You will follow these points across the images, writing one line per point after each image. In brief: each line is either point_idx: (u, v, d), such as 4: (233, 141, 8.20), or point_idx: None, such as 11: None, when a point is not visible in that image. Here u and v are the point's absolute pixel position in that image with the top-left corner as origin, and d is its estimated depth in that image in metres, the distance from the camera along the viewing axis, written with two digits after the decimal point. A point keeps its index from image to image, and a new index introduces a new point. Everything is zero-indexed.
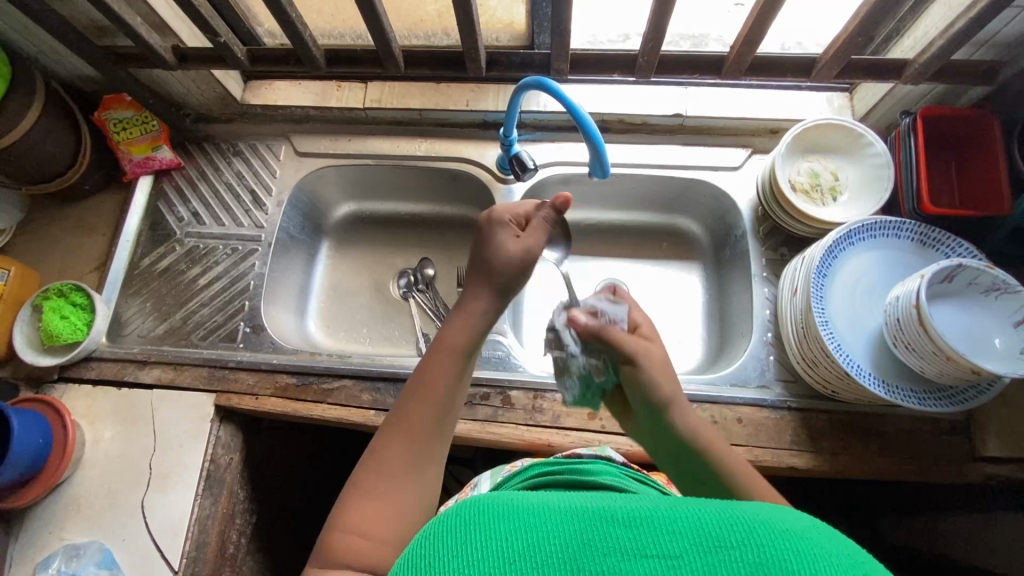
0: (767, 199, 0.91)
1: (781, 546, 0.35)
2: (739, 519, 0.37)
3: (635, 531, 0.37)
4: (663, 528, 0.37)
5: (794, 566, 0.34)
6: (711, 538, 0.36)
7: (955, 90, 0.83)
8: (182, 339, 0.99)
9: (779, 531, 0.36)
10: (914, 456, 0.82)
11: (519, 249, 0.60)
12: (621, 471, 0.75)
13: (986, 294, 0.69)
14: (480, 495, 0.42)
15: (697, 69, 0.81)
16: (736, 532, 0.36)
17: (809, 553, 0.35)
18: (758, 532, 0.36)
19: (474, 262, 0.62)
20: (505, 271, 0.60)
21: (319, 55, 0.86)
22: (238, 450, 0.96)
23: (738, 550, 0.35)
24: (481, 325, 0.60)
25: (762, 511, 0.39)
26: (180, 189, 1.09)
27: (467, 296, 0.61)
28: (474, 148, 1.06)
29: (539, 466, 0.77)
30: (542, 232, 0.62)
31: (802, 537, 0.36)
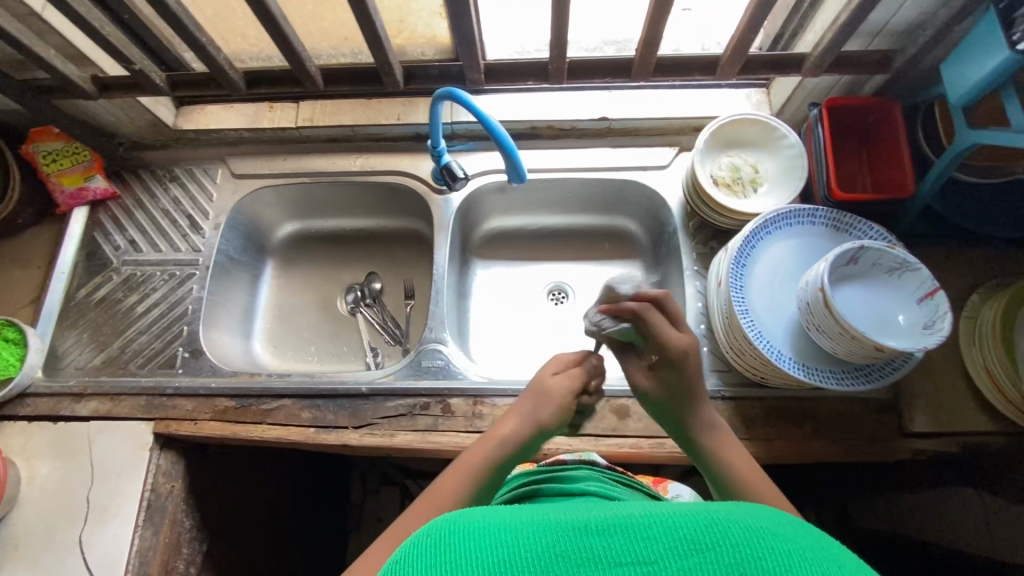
0: (692, 196, 0.93)
1: (758, 544, 0.35)
2: (714, 521, 0.36)
3: (607, 538, 0.36)
4: (638, 534, 0.36)
5: (770, 564, 0.33)
6: (686, 540, 0.35)
7: (858, 80, 0.86)
8: (119, 369, 0.98)
9: (756, 530, 0.36)
10: (845, 437, 0.84)
11: (556, 383, 0.73)
12: (607, 475, 0.75)
13: (890, 273, 0.71)
14: (451, 520, 0.41)
15: (608, 73, 0.83)
16: (710, 533, 0.35)
17: (788, 549, 0.34)
18: (733, 531, 0.35)
19: (519, 403, 0.75)
20: (538, 403, 0.72)
21: (238, 77, 0.86)
22: (180, 477, 0.95)
23: (713, 551, 0.34)
24: (497, 449, 0.69)
25: (739, 511, 0.38)
26: (116, 219, 1.08)
27: (501, 424, 0.73)
28: (409, 161, 1.07)
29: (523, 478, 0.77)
30: (579, 376, 0.75)
31: (780, 535, 0.36)
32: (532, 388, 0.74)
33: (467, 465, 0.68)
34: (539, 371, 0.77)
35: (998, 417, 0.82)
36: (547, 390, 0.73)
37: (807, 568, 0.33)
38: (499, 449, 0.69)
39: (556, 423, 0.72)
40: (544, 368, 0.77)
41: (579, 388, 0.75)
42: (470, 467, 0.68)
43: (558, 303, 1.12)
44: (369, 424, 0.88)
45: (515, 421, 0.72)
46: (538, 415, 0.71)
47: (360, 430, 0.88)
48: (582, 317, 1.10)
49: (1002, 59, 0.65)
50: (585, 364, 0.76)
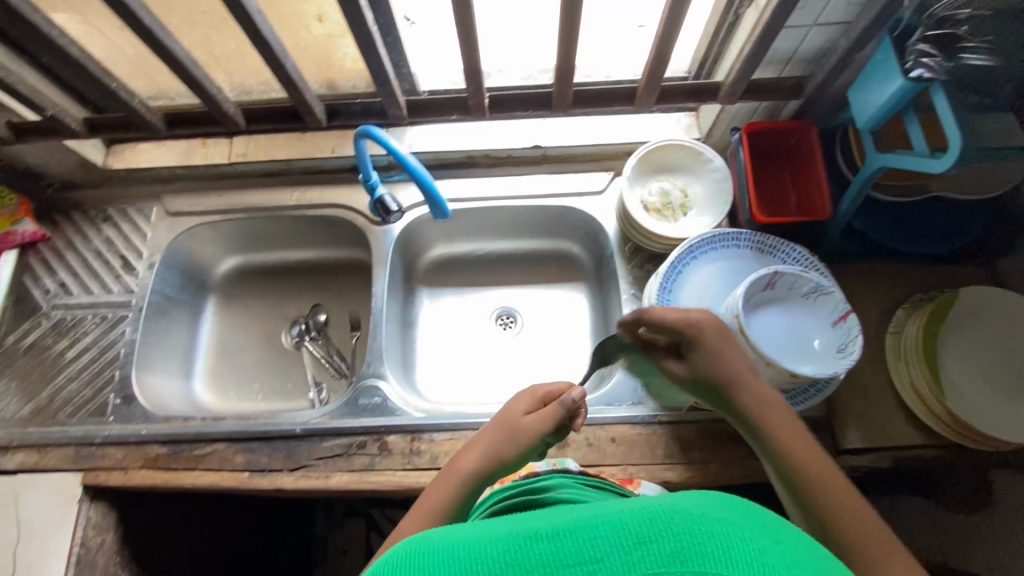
0: (624, 222, 0.94)
1: (698, 528, 0.33)
2: (655, 510, 0.34)
3: (555, 541, 0.34)
4: (585, 534, 0.34)
5: (714, 551, 0.31)
6: (628, 535, 0.33)
7: (775, 105, 0.88)
8: (48, 419, 0.95)
9: (697, 515, 0.34)
10: None
11: (527, 422, 0.70)
12: (577, 480, 0.73)
13: (807, 297, 0.71)
14: (398, 545, 0.37)
15: (529, 105, 0.85)
16: (650, 524, 0.33)
17: (741, 536, 0.32)
18: (679, 520, 0.33)
19: (486, 435, 0.72)
20: (502, 439, 0.70)
21: (157, 118, 0.85)
22: (112, 529, 0.91)
23: (655, 543, 0.32)
24: (457, 485, 0.67)
25: (681, 498, 0.36)
26: (47, 262, 1.06)
27: (463, 457, 0.71)
28: (347, 193, 1.07)
29: (498, 491, 0.75)
30: (553, 414, 0.71)
31: (728, 520, 0.34)
32: (502, 423, 0.71)
33: (426, 505, 0.66)
34: (512, 404, 0.74)
35: (927, 431, 0.83)
36: (515, 429, 0.70)
37: (749, 551, 0.31)
38: (460, 484, 0.67)
39: (521, 462, 0.70)
40: (517, 401, 0.74)
41: (552, 426, 0.71)
42: (430, 508, 0.66)
43: (505, 329, 1.12)
44: (304, 466, 0.87)
45: (477, 459, 0.69)
46: (502, 455, 0.68)
47: (294, 473, 0.86)
48: (528, 343, 1.10)
49: (898, 87, 0.65)
50: (562, 401, 0.71)
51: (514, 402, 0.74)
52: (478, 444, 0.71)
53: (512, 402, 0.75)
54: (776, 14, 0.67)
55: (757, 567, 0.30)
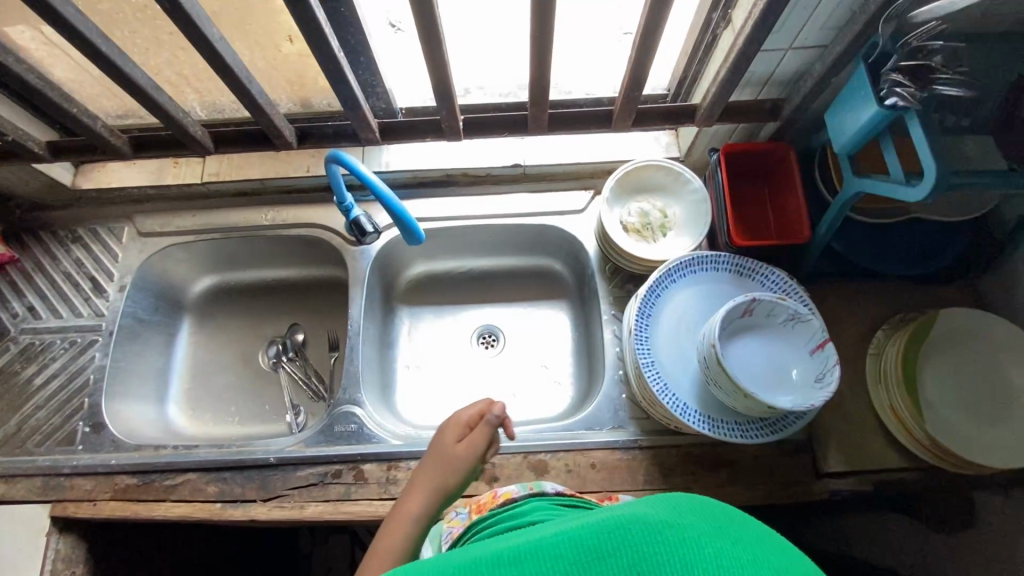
0: (603, 243, 0.93)
1: (652, 538, 0.36)
2: (612, 523, 0.36)
3: (518, 566, 0.35)
4: (547, 555, 0.36)
5: (666, 561, 0.34)
6: (588, 551, 0.35)
7: (754, 127, 0.88)
8: (15, 448, 0.92)
9: (647, 523, 0.36)
10: (762, 482, 0.84)
11: (459, 452, 0.70)
12: (553, 501, 0.72)
13: (785, 324, 0.71)
14: None
15: (504, 127, 0.83)
16: (610, 539, 0.36)
17: (691, 545, 0.35)
18: (636, 532, 0.36)
19: (423, 468, 0.72)
20: (440, 472, 0.70)
21: (122, 142, 0.83)
22: (83, 561, 0.89)
23: (613, 557, 0.35)
24: (411, 524, 0.68)
25: (639, 505, 0.38)
26: (15, 285, 1.03)
27: (407, 496, 0.71)
28: (324, 212, 1.05)
29: (473, 524, 0.72)
30: (482, 440, 0.71)
31: (681, 527, 0.37)
32: (434, 459, 0.71)
33: (382, 552, 0.66)
34: (439, 437, 0.73)
35: (908, 454, 0.83)
36: (450, 460, 0.70)
37: (702, 555, 0.35)
38: (410, 523, 0.68)
39: (462, 487, 0.71)
40: (444, 432, 0.73)
41: (483, 451, 0.71)
42: (387, 553, 0.66)
43: (486, 349, 1.11)
44: (278, 496, 0.85)
45: (420, 495, 0.70)
46: (443, 485, 0.69)
47: (268, 503, 0.85)
48: (510, 363, 1.08)
49: (874, 114, 0.64)
50: (487, 422, 0.71)
51: (441, 434, 0.73)
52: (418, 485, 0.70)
53: (439, 431, 0.74)
54: (749, 42, 0.66)
55: (703, 569, 0.34)
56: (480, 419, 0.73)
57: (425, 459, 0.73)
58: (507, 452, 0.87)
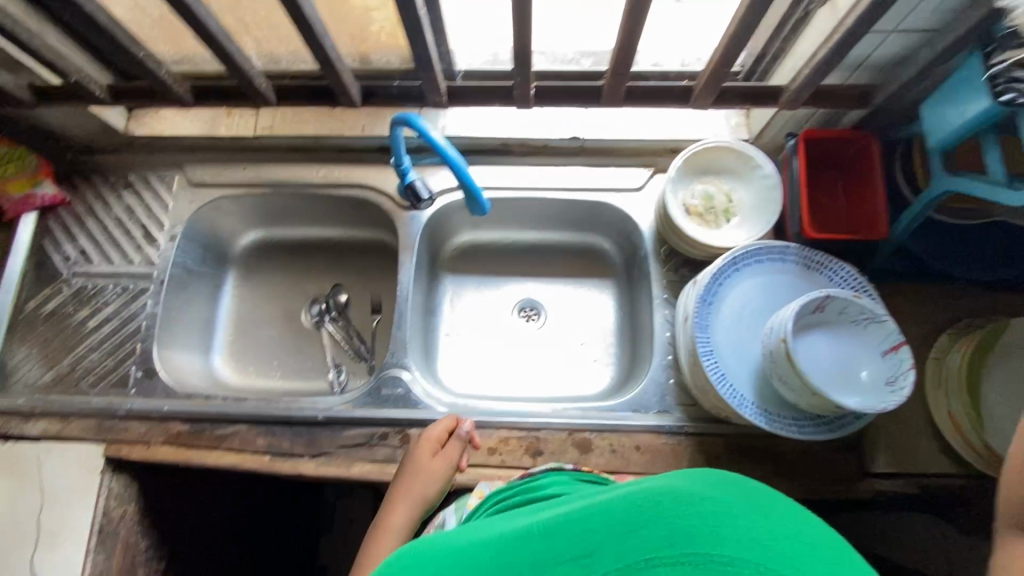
0: (662, 224, 0.91)
1: (680, 510, 0.35)
2: (641, 496, 0.37)
3: (555, 540, 0.38)
4: (580, 530, 0.37)
5: (690, 528, 0.34)
6: (616, 523, 0.36)
7: (835, 113, 0.84)
8: (69, 387, 0.95)
9: (680, 497, 0.36)
10: (808, 476, 0.84)
11: (435, 464, 0.78)
12: (573, 476, 0.74)
13: (857, 323, 0.69)
14: (423, 545, 0.44)
15: (576, 98, 0.79)
16: (637, 512, 0.36)
17: (720, 523, 0.34)
18: (664, 503, 0.36)
19: (400, 485, 0.78)
20: (421, 485, 0.77)
21: (184, 90, 0.81)
22: (133, 500, 0.92)
23: (643, 529, 0.35)
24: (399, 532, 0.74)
25: (676, 481, 0.38)
26: (67, 227, 1.04)
27: (388, 513, 0.76)
28: (375, 174, 1.03)
29: (492, 494, 0.73)
30: (455, 453, 0.80)
31: (711, 502, 0.36)
32: (415, 473, 0.77)
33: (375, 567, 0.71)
34: (415, 454, 0.80)
35: (960, 460, 0.82)
36: (429, 472, 0.78)
37: (732, 526, 0.34)
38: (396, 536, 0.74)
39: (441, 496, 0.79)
40: (420, 449, 0.79)
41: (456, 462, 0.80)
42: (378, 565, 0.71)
43: (526, 323, 1.10)
44: (325, 453, 0.87)
45: (404, 508, 0.76)
46: (424, 495, 0.76)
47: (316, 459, 0.86)
48: (549, 338, 1.08)
49: (984, 108, 0.61)
50: (458, 435, 0.81)
51: (414, 452, 0.80)
52: (402, 500, 0.76)
53: (413, 449, 0.81)
54: (858, 22, 0.62)
55: (730, 541, 0.33)
56: (449, 434, 0.82)
57: (402, 475, 0.79)
58: (553, 428, 0.87)
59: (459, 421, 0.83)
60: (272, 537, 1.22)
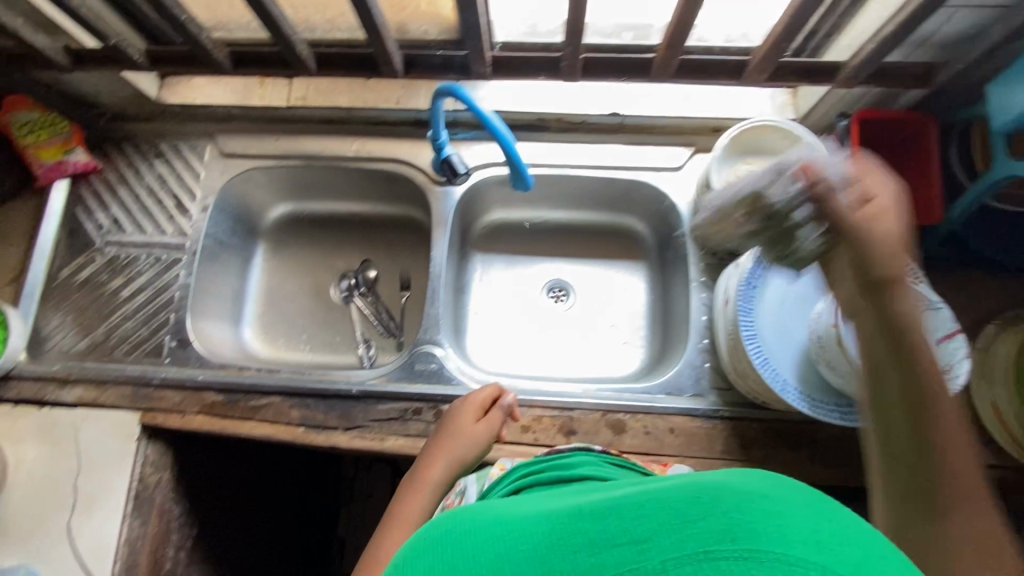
0: (704, 204, 0.89)
1: (748, 507, 0.31)
2: (701, 489, 0.33)
3: (601, 522, 0.33)
4: (629, 514, 0.33)
5: (761, 526, 0.29)
6: (673, 513, 0.31)
7: (891, 93, 0.81)
8: (104, 355, 0.95)
9: (743, 497, 0.32)
10: (844, 463, 0.83)
11: (479, 429, 0.77)
12: (602, 458, 0.72)
13: (908, 309, 0.68)
14: (449, 520, 0.41)
15: (625, 72, 0.77)
16: (696, 503, 0.31)
17: (787, 524, 0.29)
18: (723, 500, 0.31)
19: (439, 444, 0.77)
20: (462, 447, 0.75)
21: (223, 55, 0.79)
22: (168, 468, 0.93)
23: (703, 520, 0.30)
24: (432, 490, 0.73)
25: (738, 482, 0.34)
26: (100, 196, 1.03)
27: (423, 469, 0.75)
28: (408, 148, 1.01)
29: (513, 472, 0.71)
30: (498, 422, 0.79)
31: (769, 499, 0.32)
32: (458, 434, 0.76)
33: (407, 523, 0.69)
34: (456, 417, 0.79)
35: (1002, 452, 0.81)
36: (471, 436, 0.76)
37: (806, 527, 0.29)
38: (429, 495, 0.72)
39: (477, 462, 0.77)
40: (464, 412, 0.78)
41: (498, 431, 0.79)
42: (409, 522, 0.69)
43: (556, 303, 1.09)
44: (359, 426, 0.87)
45: (441, 467, 0.74)
46: (463, 456, 0.75)
47: (350, 432, 0.87)
48: (579, 319, 1.07)
49: None
50: (501, 405, 0.80)
51: (456, 415, 0.79)
52: (441, 458, 0.75)
53: (455, 413, 0.80)
54: None
55: (806, 541, 0.28)
56: (493, 402, 0.81)
57: (441, 435, 0.78)
58: (586, 409, 0.87)
59: (504, 393, 0.83)
60: (296, 507, 1.24)
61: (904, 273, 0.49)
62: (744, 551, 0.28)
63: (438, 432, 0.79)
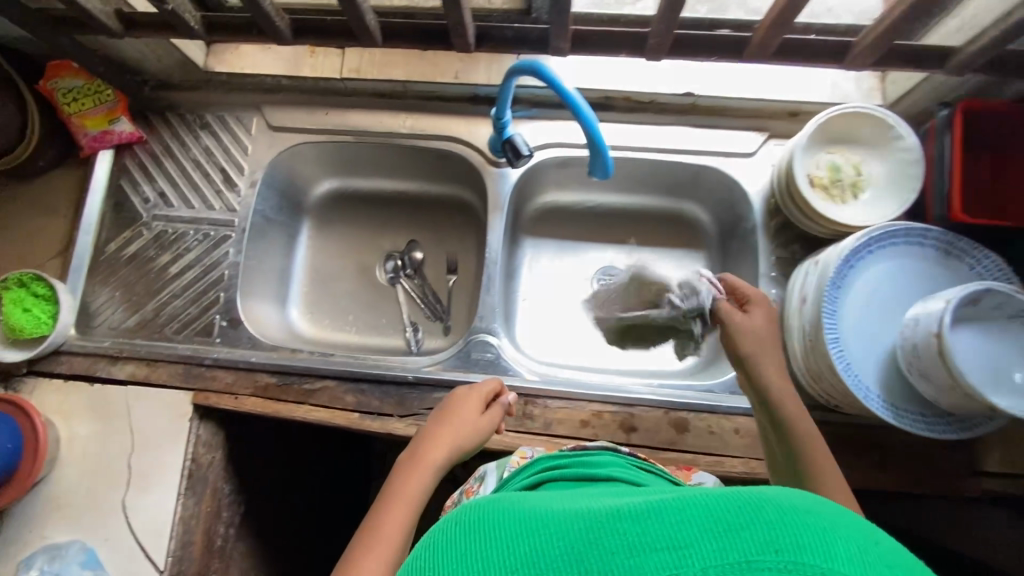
0: (782, 194, 0.84)
1: (791, 521, 0.30)
2: (741, 497, 0.32)
3: (641, 524, 0.31)
4: (670, 518, 0.31)
5: (807, 545, 0.28)
6: (718, 521, 0.30)
7: (999, 81, 0.75)
8: (154, 332, 0.94)
9: (782, 506, 0.31)
10: (915, 470, 0.80)
11: (483, 420, 0.75)
12: (629, 460, 0.66)
13: (1010, 318, 0.64)
14: (469, 511, 0.38)
15: (716, 51, 0.71)
16: (741, 512, 0.30)
17: (825, 535, 0.29)
18: (766, 508, 0.31)
19: (442, 425, 0.73)
20: (467, 432, 0.73)
21: (284, 24, 0.74)
22: (219, 447, 0.93)
23: (748, 530, 0.29)
24: (432, 471, 0.68)
25: (779, 493, 0.32)
26: (145, 168, 1.00)
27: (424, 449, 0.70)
28: (464, 125, 0.97)
29: (534, 464, 0.67)
30: (498, 416, 0.77)
31: (810, 514, 0.31)
32: (464, 420, 0.73)
33: (406, 502, 0.64)
34: (460, 403, 0.76)
35: None
36: (475, 423, 0.74)
37: (844, 546, 0.29)
38: (428, 478, 0.67)
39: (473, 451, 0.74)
40: (468, 400, 0.76)
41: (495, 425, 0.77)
42: (409, 501, 0.64)
43: (609, 291, 1.06)
44: (414, 414, 0.85)
45: (443, 450, 0.70)
46: (465, 442, 0.72)
47: (405, 419, 0.85)
48: None
49: None
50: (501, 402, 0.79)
51: (461, 401, 0.76)
52: (445, 439, 0.71)
53: (457, 399, 0.77)
54: None
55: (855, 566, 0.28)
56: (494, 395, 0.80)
57: (438, 424, 0.74)
58: (648, 405, 0.84)
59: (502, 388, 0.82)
60: (335, 484, 1.24)
61: (754, 348, 0.75)
62: (787, 565, 0.28)
63: (439, 414, 0.75)
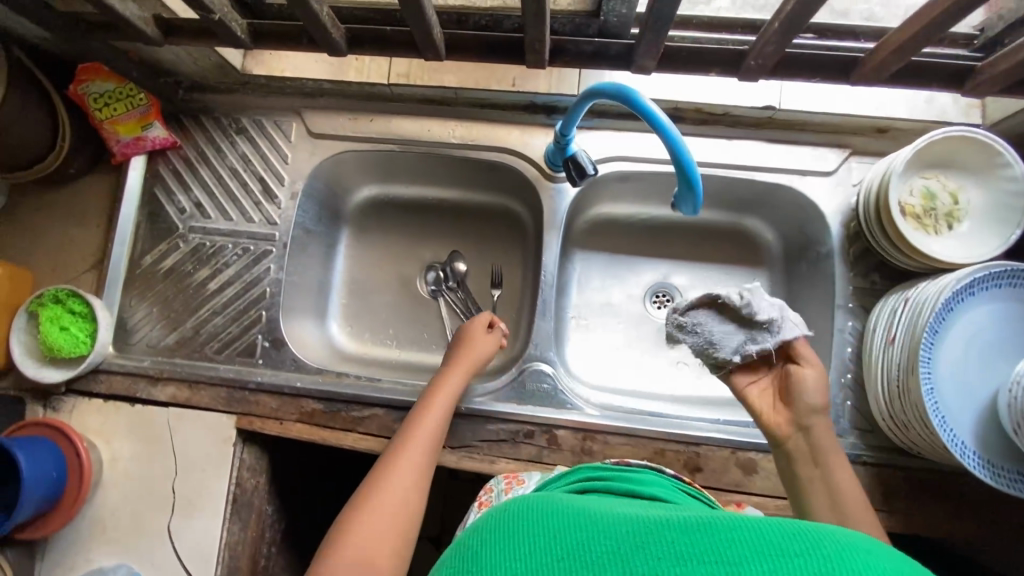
0: (869, 222, 0.78)
1: (846, 556, 0.27)
2: (796, 525, 0.29)
3: (689, 536, 0.29)
4: (719, 534, 0.29)
5: None
6: (773, 546, 0.28)
7: None
8: (194, 351, 0.91)
9: (843, 542, 0.28)
10: (998, 520, 0.76)
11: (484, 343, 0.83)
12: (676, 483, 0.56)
13: None
14: (519, 501, 0.36)
15: (817, 71, 0.65)
16: (796, 538, 0.28)
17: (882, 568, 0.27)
18: (824, 542, 0.28)
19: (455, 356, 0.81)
20: (478, 354, 0.81)
21: (339, 35, 0.67)
22: (263, 470, 0.90)
23: (802, 556, 0.27)
24: (449, 395, 0.77)
25: (846, 533, 0.30)
26: (179, 176, 0.95)
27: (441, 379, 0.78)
28: (519, 135, 0.90)
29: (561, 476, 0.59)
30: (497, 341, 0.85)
31: (867, 552, 0.28)
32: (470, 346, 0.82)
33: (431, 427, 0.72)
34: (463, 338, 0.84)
35: None
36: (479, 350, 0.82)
37: None
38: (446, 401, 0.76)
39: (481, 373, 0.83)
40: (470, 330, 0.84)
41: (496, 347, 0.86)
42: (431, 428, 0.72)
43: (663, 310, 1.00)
44: (466, 446, 0.82)
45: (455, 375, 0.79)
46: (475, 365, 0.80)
47: (457, 452, 0.82)
48: None
49: None
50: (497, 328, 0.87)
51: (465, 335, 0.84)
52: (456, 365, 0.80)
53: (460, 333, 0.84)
54: None
55: None
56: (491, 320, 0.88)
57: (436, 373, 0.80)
58: (714, 444, 0.80)
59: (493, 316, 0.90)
60: None
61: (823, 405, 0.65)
62: None
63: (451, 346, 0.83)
